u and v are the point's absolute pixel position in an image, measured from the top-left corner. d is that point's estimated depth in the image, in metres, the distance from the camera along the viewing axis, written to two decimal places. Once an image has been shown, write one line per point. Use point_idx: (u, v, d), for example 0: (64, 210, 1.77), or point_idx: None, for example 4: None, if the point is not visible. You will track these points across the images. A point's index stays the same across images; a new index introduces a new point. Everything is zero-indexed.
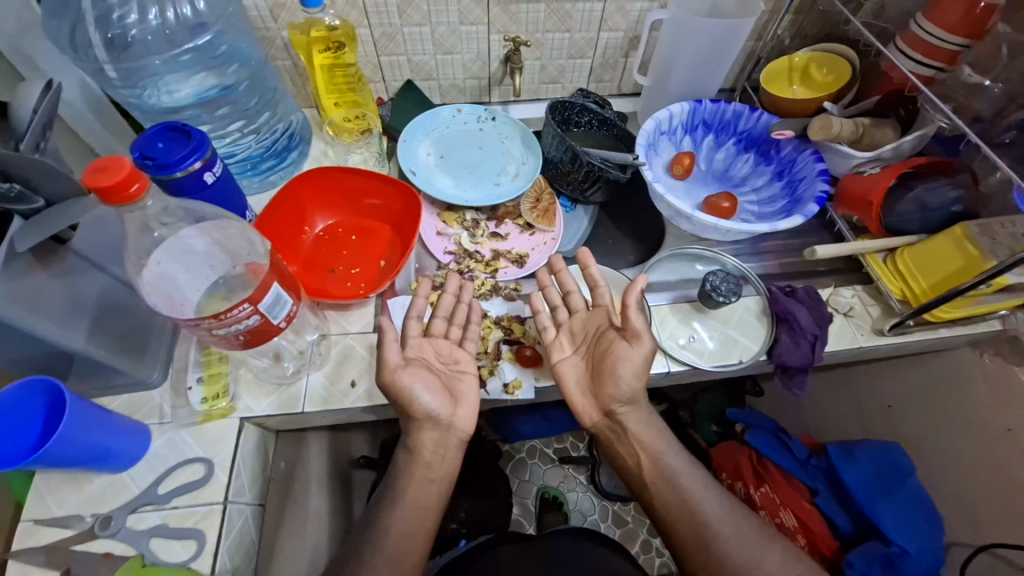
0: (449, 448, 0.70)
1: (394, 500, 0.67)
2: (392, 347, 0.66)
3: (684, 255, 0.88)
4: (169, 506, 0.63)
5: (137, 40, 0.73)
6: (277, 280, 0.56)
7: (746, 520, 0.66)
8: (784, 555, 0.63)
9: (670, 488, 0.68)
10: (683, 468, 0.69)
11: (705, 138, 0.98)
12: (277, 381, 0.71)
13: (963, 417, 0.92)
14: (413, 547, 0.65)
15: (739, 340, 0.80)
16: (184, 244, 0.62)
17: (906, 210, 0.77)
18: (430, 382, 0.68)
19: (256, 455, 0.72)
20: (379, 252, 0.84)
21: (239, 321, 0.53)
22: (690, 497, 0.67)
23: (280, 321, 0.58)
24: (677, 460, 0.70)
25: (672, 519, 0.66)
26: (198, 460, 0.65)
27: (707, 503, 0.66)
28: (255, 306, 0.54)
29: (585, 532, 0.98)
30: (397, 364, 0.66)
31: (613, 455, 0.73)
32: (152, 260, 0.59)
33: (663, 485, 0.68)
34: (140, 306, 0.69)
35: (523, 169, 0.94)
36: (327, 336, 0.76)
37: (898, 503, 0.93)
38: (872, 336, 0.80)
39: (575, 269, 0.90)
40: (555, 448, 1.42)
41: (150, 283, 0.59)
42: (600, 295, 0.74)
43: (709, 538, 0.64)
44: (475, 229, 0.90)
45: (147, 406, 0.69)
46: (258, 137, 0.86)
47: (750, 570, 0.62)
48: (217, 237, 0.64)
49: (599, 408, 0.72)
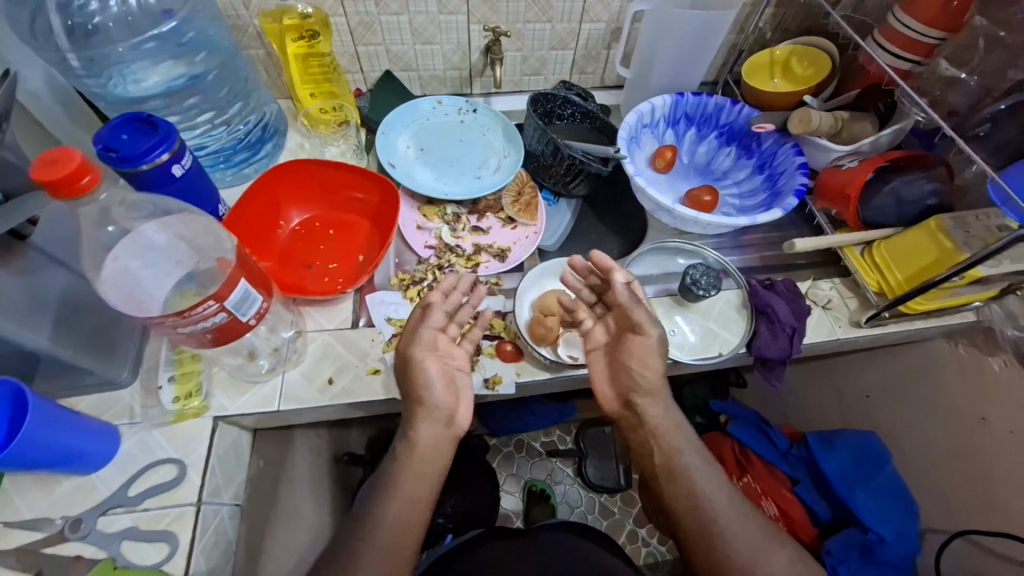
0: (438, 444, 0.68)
1: (382, 499, 0.64)
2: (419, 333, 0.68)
3: (666, 249, 0.88)
4: (139, 508, 0.61)
5: (100, 28, 0.71)
6: (244, 276, 0.53)
7: (747, 515, 0.65)
8: (780, 553, 0.63)
9: (683, 481, 0.66)
10: (698, 460, 0.67)
11: (687, 131, 0.98)
12: (251, 379, 0.69)
13: (939, 407, 0.94)
14: (404, 541, 0.63)
15: (719, 333, 0.80)
16: (146, 239, 0.60)
17: (883, 203, 0.78)
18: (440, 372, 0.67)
19: (232, 456, 0.70)
20: (357, 247, 0.82)
21: (204, 319, 0.50)
22: (701, 491, 0.65)
23: (250, 318, 0.55)
24: (692, 452, 0.68)
25: (681, 512, 0.65)
26: (169, 460, 0.64)
27: (718, 499, 0.65)
28: (221, 303, 0.50)
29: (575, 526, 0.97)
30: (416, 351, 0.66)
31: (630, 443, 0.72)
32: (111, 255, 0.57)
33: (675, 478, 0.67)
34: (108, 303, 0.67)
35: (504, 162, 0.93)
36: (303, 332, 0.73)
37: (874, 491, 0.96)
38: (849, 328, 0.80)
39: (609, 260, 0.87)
40: (542, 441, 1.42)
41: (109, 279, 0.56)
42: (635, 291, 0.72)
43: (715, 535, 0.63)
44: (456, 223, 0.89)
45: (117, 406, 0.67)
46: (230, 129, 0.84)
47: (750, 569, 0.61)
48: (181, 232, 0.63)
49: (619, 397, 0.71)
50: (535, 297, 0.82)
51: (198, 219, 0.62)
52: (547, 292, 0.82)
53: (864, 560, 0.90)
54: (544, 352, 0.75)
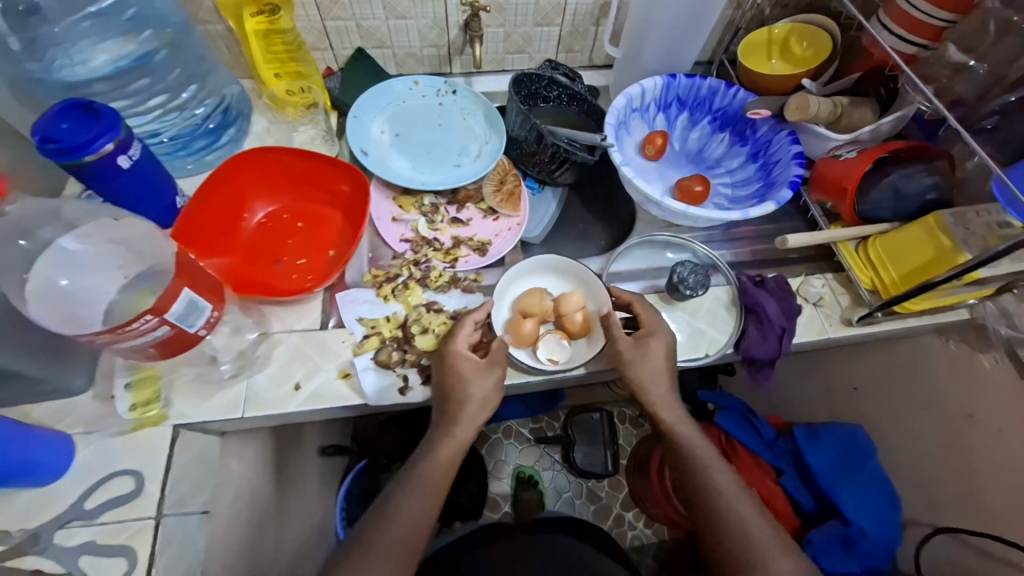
0: (424, 454, 0.64)
1: (368, 517, 0.63)
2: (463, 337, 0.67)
3: (654, 243, 0.84)
4: (98, 521, 0.57)
5: (34, 9, 0.64)
6: (187, 284, 0.49)
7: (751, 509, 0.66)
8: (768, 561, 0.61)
9: (694, 471, 0.68)
10: (710, 456, 0.69)
11: (680, 116, 0.93)
12: (213, 385, 0.65)
13: (927, 402, 0.93)
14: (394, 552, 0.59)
15: (707, 332, 0.76)
16: (71, 252, 0.56)
17: (882, 197, 0.74)
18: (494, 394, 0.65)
19: (199, 463, 0.66)
20: (329, 240, 0.77)
21: (143, 334, 0.47)
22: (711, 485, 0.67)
23: (198, 329, 0.51)
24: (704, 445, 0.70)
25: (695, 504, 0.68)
26: (128, 472, 0.60)
27: (729, 494, 0.66)
28: (161, 317, 0.46)
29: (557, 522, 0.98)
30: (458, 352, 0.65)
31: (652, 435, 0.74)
32: (33, 270, 0.53)
33: (690, 469, 0.69)
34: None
35: (485, 149, 0.88)
36: (269, 333, 0.69)
37: (860, 484, 0.95)
38: (840, 327, 0.78)
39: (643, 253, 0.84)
40: (530, 428, 1.41)
41: (37, 298, 0.52)
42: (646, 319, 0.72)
43: (720, 528, 0.65)
44: (434, 215, 0.84)
45: (71, 415, 0.62)
46: (184, 114, 0.77)
47: None
48: (118, 236, 0.58)
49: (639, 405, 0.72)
50: (516, 295, 0.77)
51: (135, 223, 0.58)
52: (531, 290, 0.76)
53: (847, 552, 0.91)
54: (522, 355, 0.72)
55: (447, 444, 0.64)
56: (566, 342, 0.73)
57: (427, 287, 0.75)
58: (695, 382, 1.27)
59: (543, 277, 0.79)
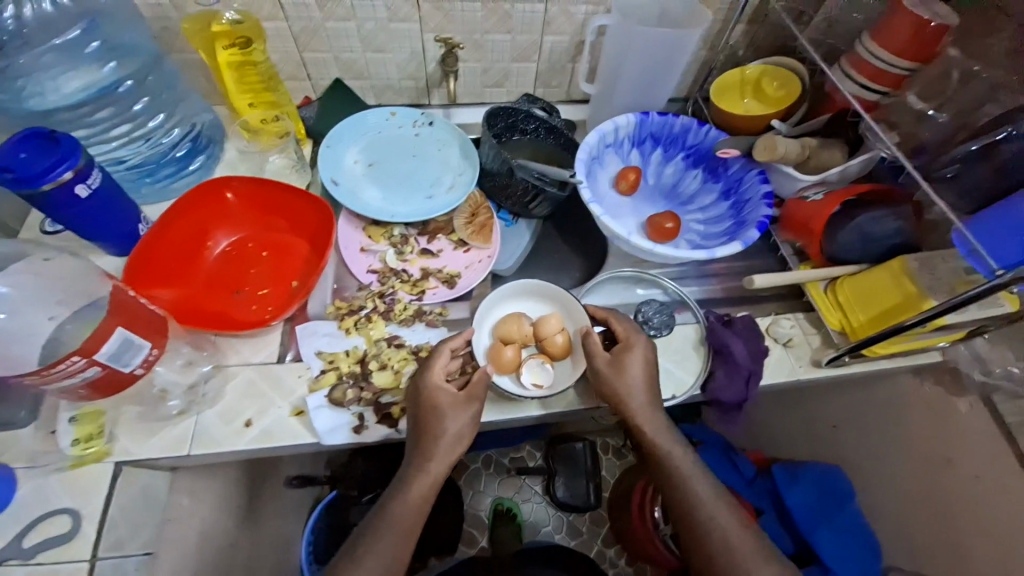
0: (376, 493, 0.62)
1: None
2: (440, 364, 0.65)
3: (624, 279, 0.84)
4: (34, 561, 0.55)
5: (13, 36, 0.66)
6: (121, 325, 0.55)
7: (746, 531, 0.61)
8: None
9: (676, 487, 0.64)
10: (694, 472, 0.65)
11: (654, 151, 0.93)
12: (161, 420, 0.63)
13: (904, 444, 0.91)
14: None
15: (674, 372, 0.75)
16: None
17: (849, 240, 0.74)
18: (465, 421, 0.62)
19: (145, 501, 0.63)
20: (292, 272, 0.77)
21: (71, 375, 0.51)
22: (695, 501, 0.63)
23: (129, 368, 0.57)
24: (687, 462, 0.65)
25: (684, 516, 0.63)
26: (64, 510, 0.57)
27: (719, 511, 0.62)
28: (89, 358, 0.52)
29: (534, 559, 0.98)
30: (438, 382, 0.64)
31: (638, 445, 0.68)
32: None
33: (676, 484, 0.64)
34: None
35: (458, 180, 0.88)
36: (223, 367, 0.67)
37: (838, 528, 0.92)
38: (809, 368, 0.76)
39: (616, 290, 0.83)
40: (510, 458, 1.38)
41: None
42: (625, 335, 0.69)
43: (712, 551, 0.60)
44: (403, 246, 0.84)
45: (11, 449, 0.60)
46: (150, 142, 0.77)
47: None
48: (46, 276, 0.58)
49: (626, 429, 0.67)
50: (496, 318, 0.73)
51: (61, 258, 0.61)
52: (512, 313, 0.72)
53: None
54: (504, 381, 0.68)
55: (423, 480, 0.61)
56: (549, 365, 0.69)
57: (390, 321, 0.74)
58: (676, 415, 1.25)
59: (519, 300, 0.74)
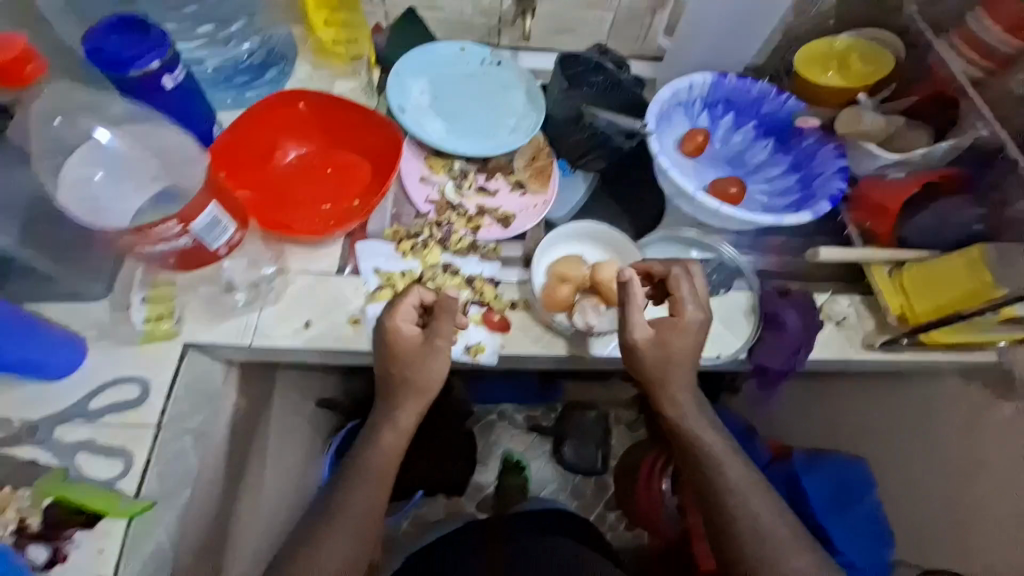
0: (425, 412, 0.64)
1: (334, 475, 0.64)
2: (406, 314, 0.63)
3: (680, 239, 0.82)
4: (100, 421, 0.58)
5: None
6: (216, 201, 0.56)
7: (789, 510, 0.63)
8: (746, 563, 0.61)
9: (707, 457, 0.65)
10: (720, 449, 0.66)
11: (724, 116, 0.90)
12: (227, 310, 0.66)
13: (941, 444, 0.88)
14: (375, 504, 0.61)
15: (722, 334, 0.74)
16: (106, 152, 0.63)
17: (925, 223, 0.74)
18: (444, 363, 0.63)
19: (206, 385, 0.67)
20: (353, 192, 0.77)
21: (167, 239, 0.54)
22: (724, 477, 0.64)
23: (212, 245, 0.58)
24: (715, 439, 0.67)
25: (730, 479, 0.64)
26: (135, 378, 0.61)
27: (756, 498, 0.63)
28: (184, 226, 0.54)
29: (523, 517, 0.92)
30: (402, 325, 0.63)
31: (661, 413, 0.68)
32: (73, 164, 0.61)
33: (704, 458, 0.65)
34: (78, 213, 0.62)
35: (522, 123, 0.87)
36: (285, 271, 0.70)
37: (848, 524, 0.94)
38: (861, 350, 0.75)
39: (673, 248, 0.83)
40: (525, 415, 1.34)
41: (73, 191, 0.59)
42: (680, 309, 0.65)
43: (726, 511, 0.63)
44: (462, 181, 0.84)
45: (85, 319, 0.63)
46: (226, 48, 0.81)
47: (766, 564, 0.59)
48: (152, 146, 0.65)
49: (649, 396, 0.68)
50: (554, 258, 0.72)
51: (172, 133, 0.65)
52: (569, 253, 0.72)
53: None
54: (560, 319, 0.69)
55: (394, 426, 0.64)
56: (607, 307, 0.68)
57: (446, 249, 0.75)
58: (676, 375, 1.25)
59: (577, 244, 0.74)
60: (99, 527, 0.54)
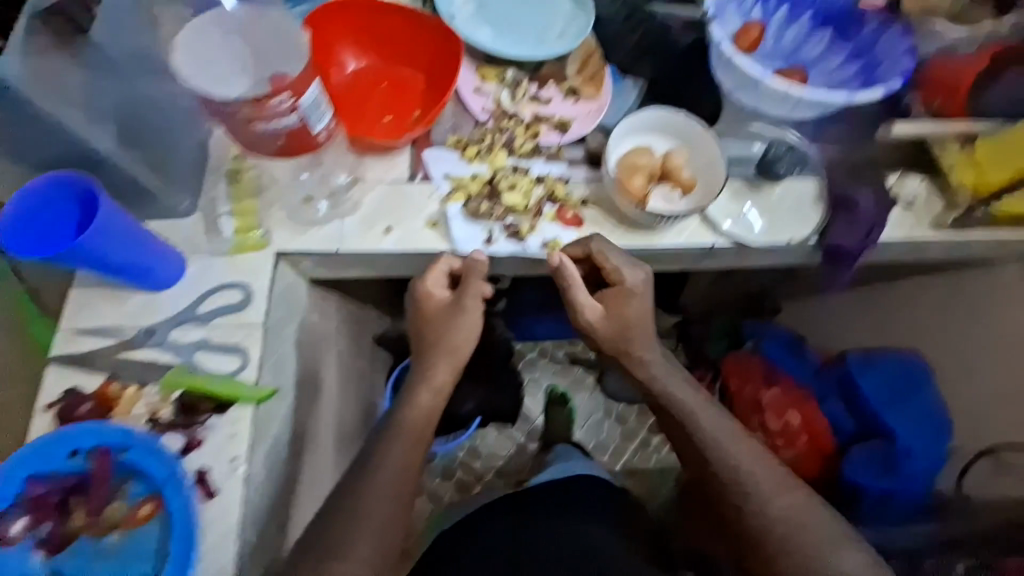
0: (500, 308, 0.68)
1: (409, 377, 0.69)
2: (439, 277, 0.67)
3: (744, 133, 0.81)
4: (210, 324, 0.61)
5: None
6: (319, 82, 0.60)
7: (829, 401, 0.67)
8: None
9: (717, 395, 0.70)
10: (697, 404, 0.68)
11: (779, 8, 0.83)
12: (310, 220, 0.68)
13: (997, 341, 0.85)
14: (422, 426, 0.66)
15: (789, 221, 0.76)
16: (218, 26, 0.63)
17: (997, 96, 0.74)
18: (471, 323, 0.68)
19: (294, 295, 0.70)
20: (412, 103, 0.77)
21: (278, 117, 0.58)
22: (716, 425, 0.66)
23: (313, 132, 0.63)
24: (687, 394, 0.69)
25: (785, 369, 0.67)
26: (236, 284, 0.63)
27: (735, 450, 0.65)
28: (295, 101, 0.58)
29: (541, 504, 0.79)
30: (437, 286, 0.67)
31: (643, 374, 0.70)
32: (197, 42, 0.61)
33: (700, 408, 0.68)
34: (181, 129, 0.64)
35: (569, 28, 0.83)
36: (361, 181, 0.71)
37: (909, 414, 0.95)
38: (929, 230, 0.76)
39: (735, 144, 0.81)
40: (566, 349, 1.31)
41: (194, 65, 0.60)
42: (618, 278, 0.67)
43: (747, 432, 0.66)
44: (515, 90, 0.81)
45: (176, 235, 0.65)
46: None
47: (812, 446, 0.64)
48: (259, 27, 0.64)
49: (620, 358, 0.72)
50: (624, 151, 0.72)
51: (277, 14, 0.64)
52: (638, 145, 0.71)
53: (885, 475, 0.94)
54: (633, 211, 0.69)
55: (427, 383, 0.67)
56: (680, 195, 0.69)
57: (511, 154, 0.75)
58: (707, 280, 1.20)
59: (643, 136, 0.72)
60: (230, 413, 0.58)
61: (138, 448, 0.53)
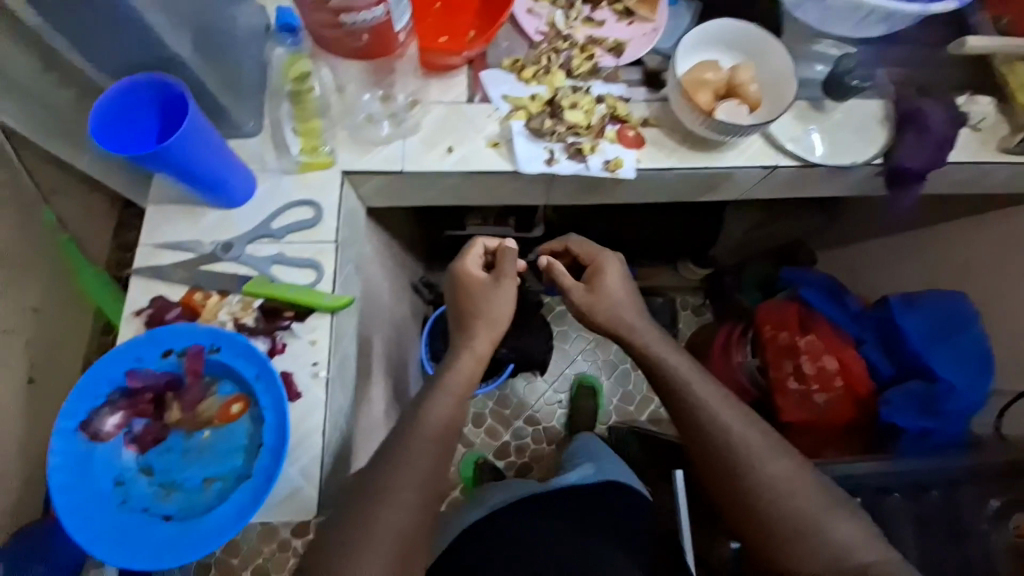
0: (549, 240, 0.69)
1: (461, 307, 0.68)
2: (474, 258, 0.69)
3: (806, 54, 0.77)
4: (284, 240, 0.64)
5: None
6: None
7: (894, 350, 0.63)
8: None
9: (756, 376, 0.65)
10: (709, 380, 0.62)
11: None
12: (373, 141, 0.68)
13: None
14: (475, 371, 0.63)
15: (854, 143, 0.74)
16: None
17: None
18: (512, 295, 0.67)
19: (355, 218, 0.71)
20: (466, 24, 0.75)
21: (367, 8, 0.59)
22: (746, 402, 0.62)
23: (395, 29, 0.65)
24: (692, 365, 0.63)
25: None
26: (305, 202, 0.65)
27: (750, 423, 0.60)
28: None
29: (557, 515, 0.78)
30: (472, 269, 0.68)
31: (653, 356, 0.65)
32: None
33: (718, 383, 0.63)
34: (244, 44, 0.64)
35: None
36: (422, 102, 0.70)
37: (953, 351, 0.88)
38: (997, 153, 0.73)
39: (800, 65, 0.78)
40: None
41: None
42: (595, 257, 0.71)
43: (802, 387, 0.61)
44: (569, 10, 0.77)
45: (246, 154, 0.67)
46: None
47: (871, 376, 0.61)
48: None
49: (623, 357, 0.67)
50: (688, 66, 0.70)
51: None
52: (706, 59, 0.70)
53: (924, 416, 0.87)
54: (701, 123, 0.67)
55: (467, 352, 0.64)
56: (746, 110, 0.67)
57: (568, 75, 0.73)
58: (742, 229, 1.19)
59: (705, 51, 0.72)
60: (310, 321, 0.61)
61: (227, 349, 0.56)
